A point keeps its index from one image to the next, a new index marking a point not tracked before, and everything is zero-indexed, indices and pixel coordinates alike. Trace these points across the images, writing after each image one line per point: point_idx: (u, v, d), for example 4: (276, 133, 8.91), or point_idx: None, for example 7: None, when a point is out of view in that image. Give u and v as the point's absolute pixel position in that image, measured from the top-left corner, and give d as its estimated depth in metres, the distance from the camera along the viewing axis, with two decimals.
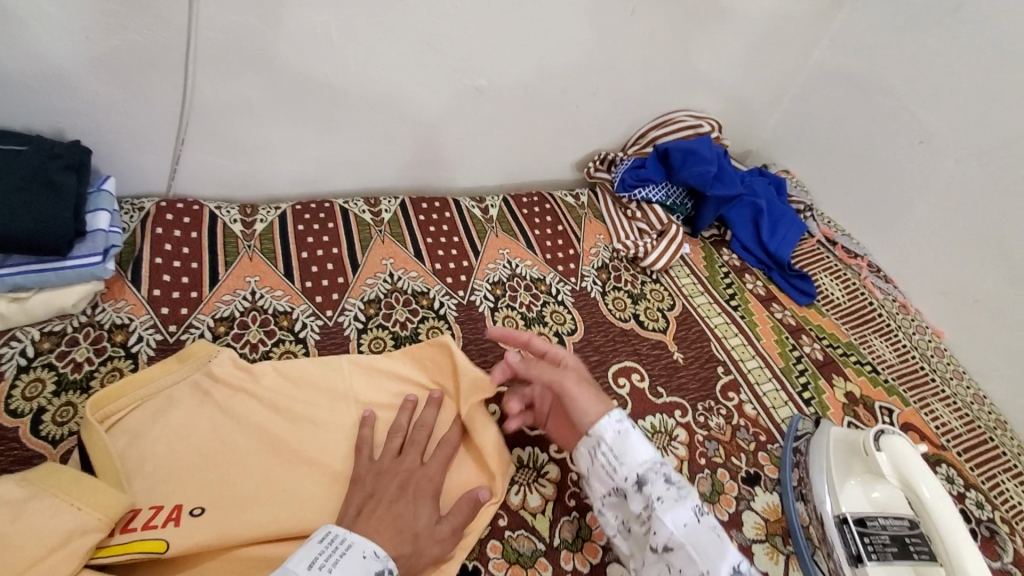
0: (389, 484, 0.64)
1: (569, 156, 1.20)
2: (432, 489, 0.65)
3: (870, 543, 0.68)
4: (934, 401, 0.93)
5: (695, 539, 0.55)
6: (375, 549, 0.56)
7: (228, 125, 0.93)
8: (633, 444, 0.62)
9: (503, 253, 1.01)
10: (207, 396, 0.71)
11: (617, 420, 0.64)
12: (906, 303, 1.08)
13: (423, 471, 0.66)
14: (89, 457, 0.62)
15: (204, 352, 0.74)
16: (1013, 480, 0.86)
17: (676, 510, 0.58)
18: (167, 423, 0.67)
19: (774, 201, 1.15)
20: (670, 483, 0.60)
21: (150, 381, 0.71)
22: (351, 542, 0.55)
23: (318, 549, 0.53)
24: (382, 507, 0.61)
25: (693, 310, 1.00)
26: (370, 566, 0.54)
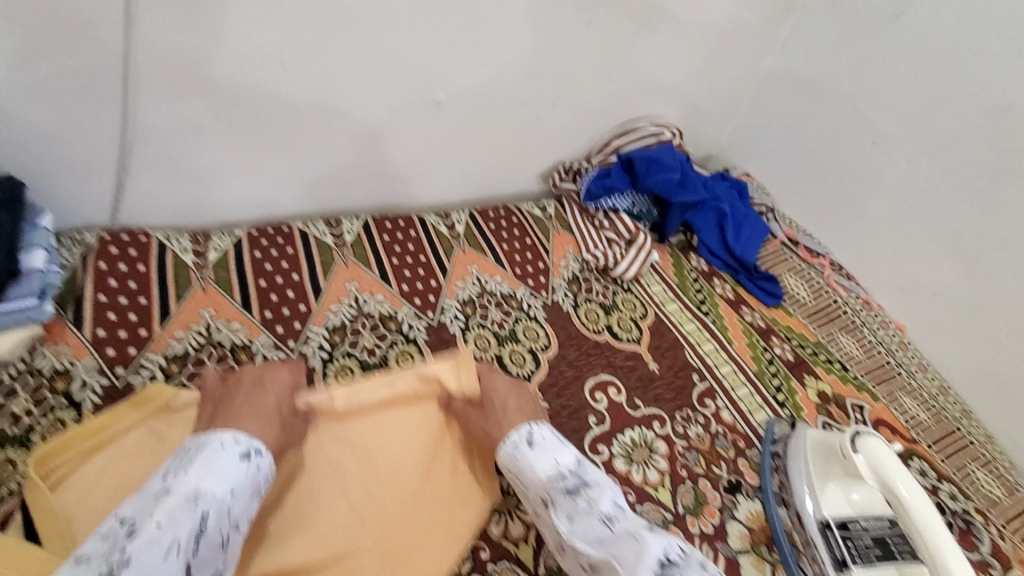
0: (240, 383, 0.65)
1: (533, 168, 1.19)
2: (284, 385, 0.68)
3: (853, 546, 0.68)
4: (903, 395, 0.95)
5: (614, 550, 0.55)
6: (234, 436, 0.57)
7: (175, 149, 0.89)
8: (532, 469, 0.64)
9: (471, 269, 0.99)
10: (164, 444, 0.66)
11: (514, 450, 0.66)
12: (869, 299, 1.10)
13: (274, 373, 0.68)
14: (32, 519, 0.58)
15: (160, 394, 0.69)
16: (982, 469, 0.88)
17: (590, 525, 0.58)
18: (118, 478, 0.63)
19: (738, 204, 1.16)
20: (575, 496, 0.61)
21: (103, 431, 0.65)
22: (205, 440, 0.56)
23: (172, 463, 0.54)
24: (238, 403, 0.63)
25: (666, 317, 1.00)
26: (231, 452, 0.56)
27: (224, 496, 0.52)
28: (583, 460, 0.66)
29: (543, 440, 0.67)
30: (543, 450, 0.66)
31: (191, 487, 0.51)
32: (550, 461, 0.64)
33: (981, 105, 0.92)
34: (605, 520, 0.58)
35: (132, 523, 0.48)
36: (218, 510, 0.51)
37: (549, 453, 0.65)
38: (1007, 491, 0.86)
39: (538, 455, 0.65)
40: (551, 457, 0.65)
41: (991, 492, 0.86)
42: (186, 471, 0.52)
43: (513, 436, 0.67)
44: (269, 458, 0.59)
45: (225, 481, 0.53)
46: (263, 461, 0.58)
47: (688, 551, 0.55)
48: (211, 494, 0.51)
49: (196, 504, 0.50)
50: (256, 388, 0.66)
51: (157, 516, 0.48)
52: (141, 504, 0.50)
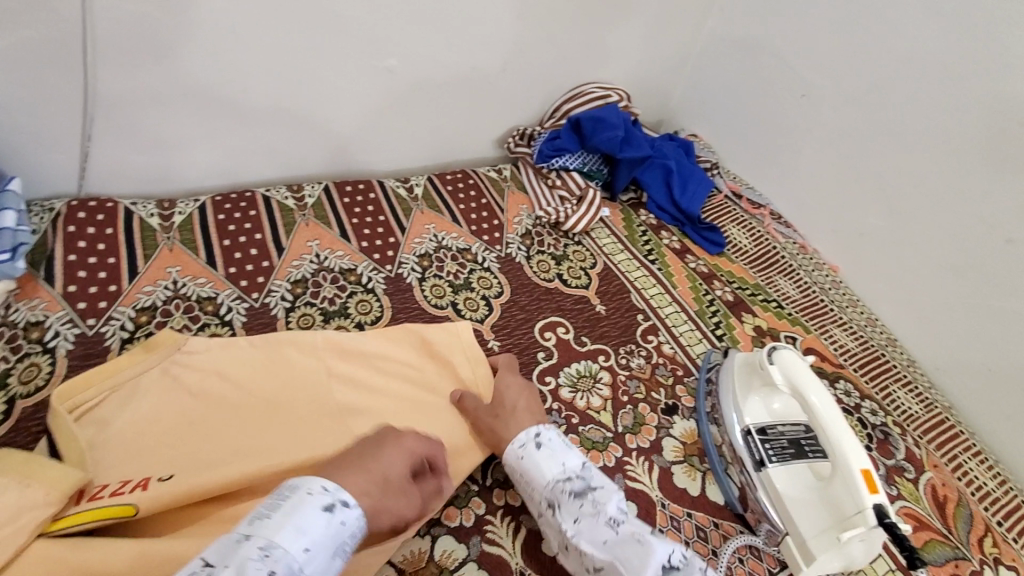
0: (364, 441, 0.64)
1: (489, 133, 1.25)
2: (409, 451, 0.64)
3: (771, 447, 0.74)
4: (833, 327, 1.02)
5: (620, 552, 0.58)
6: (322, 484, 0.54)
7: (138, 119, 0.93)
8: (539, 470, 0.67)
9: (429, 227, 1.04)
10: (178, 383, 0.73)
11: (521, 450, 0.69)
12: (805, 244, 1.17)
13: (402, 435, 0.65)
14: (55, 443, 0.64)
15: (170, 342, 0.76)
16: (904, 389, 0.95)
17: (596, 527, 0.61)
18: (138, 409, 0.69)
19: (683, 161, 1.23)
20: (581, 499, 0.64)
21: (116, 373, 0.72)
22: (295, 485, 0.53)
23: (262, 506, 0.52)
24: (348, 459, 0.61)
25: (614, 266, 1.06)
26: (316, 500, 0.52)
27: (298, 554, 0.48)
28: (587, 464, 0.69)
29: (551, 442, 0.70)
30: (549, 452, 0.68)
31: (266, 538, 0.48)
32: (558, 464, 0.67)
33: (896, 54, 0.99)
34: (612, 522, 0.61)
35: (210, 568, 0.45)
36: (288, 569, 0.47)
37: (555, 456, 0.68)
38: (926, 407, 0.93)
39: (545, 457, 0.68)
40: (558, 460, 0.68)
41: (910, 408, 0.93)
42: (269, 519, 0.50)
43: (521, 436, 0.70)
44: (357, 517, 0.54)
45: (302, 536, 0.49)
46: (350, 518, 0.53)
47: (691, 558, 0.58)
48: (285, 549, 0.48)
49: (269, 559, 0.47)
50: (374, 448, 0.63)
51: (229, 565, 0.45)
52: (223, 550, 0.47)
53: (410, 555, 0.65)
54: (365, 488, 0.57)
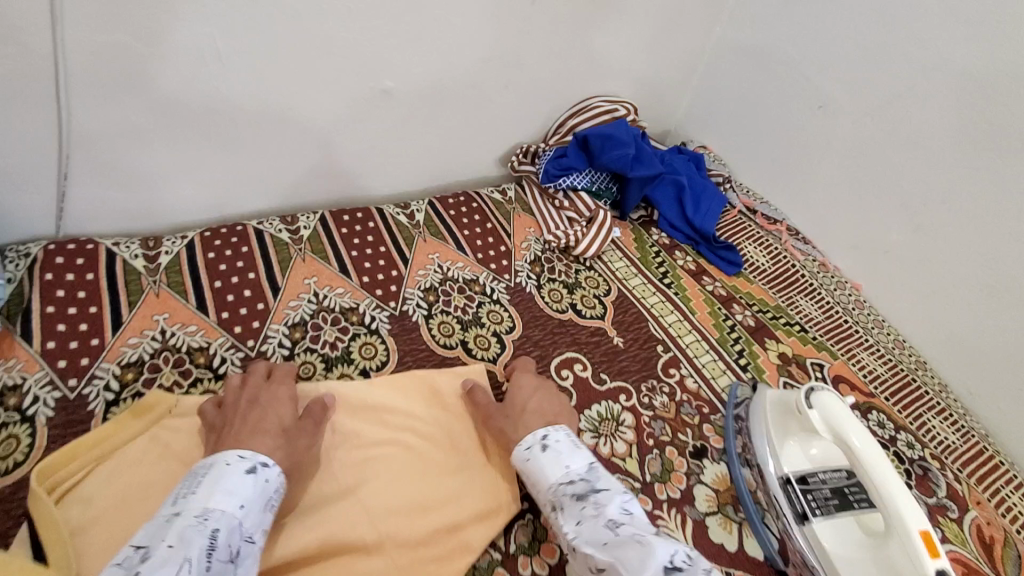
0: (239, 402, 0.68)
1: (490, 152, 1.19)
2: (286, 398, 0.70)
3: (813, 499, 0.70)
4: (860, 351, 0.97)
5: (619, 552, 0.54)
6: (237, 453, 0.59)
7: (117, 154, 0.86)
8: (543, 473, 0.65)
9: (433, 257, 0.98)
10: (168, 450, 0.67)
11: (527, 452, 0.68)
12: (825, 261, 1.12)
13: (274, 388, 0.71)
14: (33, 531, 0.58)
15: (161, 403, 0.70)
16: (938, 417, 0.90)
17: (596, 529, 0.58)
18: (126, 484, 0.64)
19: (695, 176, 1.18)
20: (583, 501, 0.61)
21: (101, 441, 0.66)
22: (211, 461, 0.58)
23: (182, 485, 0.56)
24: (237, 425, 0.64)
25: (629, 292, 1.01)
26: (238, 466, 0.58)
27: (233, 512, 0.54)
28: (595, 466, 0.66)
29: (558, 443, 0.68)
30: (555, 454, 0.66)
31: (200, 507, 0.52)
32: (562, 467, 0.65)
33: (921, 63, 0.94)
34: (610, 523, 0.58)
35: (145, 549, 0.47)
36: (228, 525, 0.53)
37: (561, 458, 0.66)
38: (963, 437, 0.89)
39: (549, 459, 0.66)
40: (563, 462, 0.66)
41: (946, 438, 0.88)
42: (196, 493, 0.54)
43: (528, 438, 0.69)
44: (277, 471, 0.61)
45: (232, 497, 0.55)
46: (272, 475, 0.60)
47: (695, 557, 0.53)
48: (219, 510, 0.53)
49: (206, 520, 0.52)
50: (252, 404, 0.68)
51: (167, 539, 0.48)
52: (153, 530, 0.50)
53: None
54: (271, 446, 0.62)
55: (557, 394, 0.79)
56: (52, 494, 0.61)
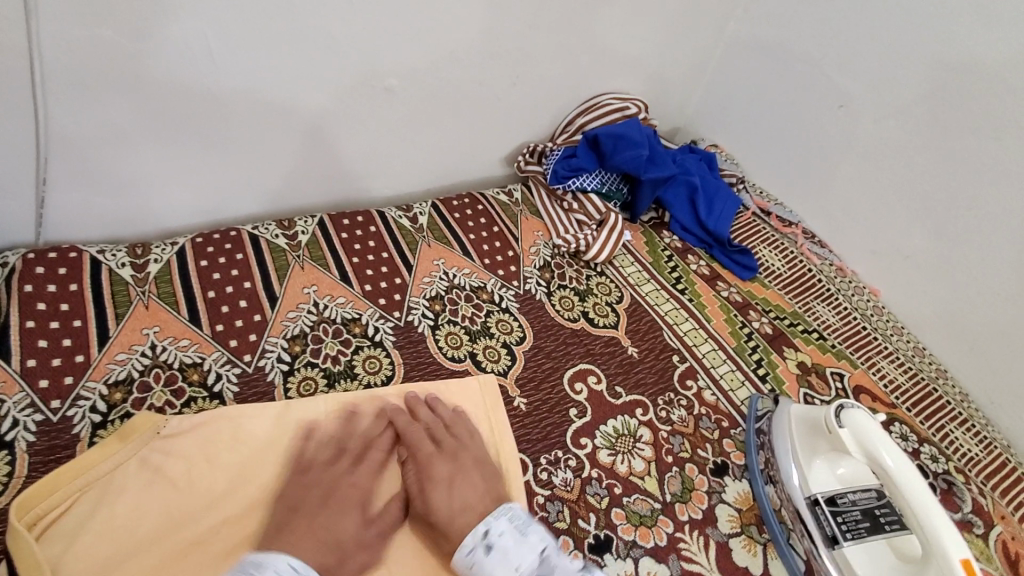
0: (313, 492, 0.61)
1: (495, 152, 1.14)
2: (361, 497, 0.62)
3: (843, 522, 0.66)
4: (880, 359, 0.94)
5: None
6: (289, 563, 0.54)
7: (102, 156, 0.81)
8: None
9: (438, 263, 0.94)
10: (159, 475, 0.62)
11: (470, 556, 0.57)
12: (842, 265, 1.09)
13: (354, 480, 0.63)
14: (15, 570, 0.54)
15: (148, 425, 0.64)
16: (960, 428, 0.88)
17: None
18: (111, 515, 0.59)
19: (707, 177, 1.14)
20: None
21: (86, 469, 0.61)
22: (261, 562, 0.53)
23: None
24: (302, 518, 0.59)
25: (642, 299, 0.97)
26: None
27: None
28: (547, 555, 0.57)
29: (502, 539, 0.57)
30: (501, 555, 0.56)
31: None
32: (512, 570, 0.55)
33: (945, 63, 0.90)
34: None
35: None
36: None
37: (507, 558, 0.56)
38: (986, 448, 0.86)
39: (497, 563, 0.56)
40: (512, 563, 0.55)
41: (970, 450, 0.85)
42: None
43: (466, 541, 0.58)
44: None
45: None
46: None
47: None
48: None
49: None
50: (323, 501, 0.61)
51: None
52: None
53: None
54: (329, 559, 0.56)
55: (477, 472, 0.65)
56: (33, 531, 0.56)
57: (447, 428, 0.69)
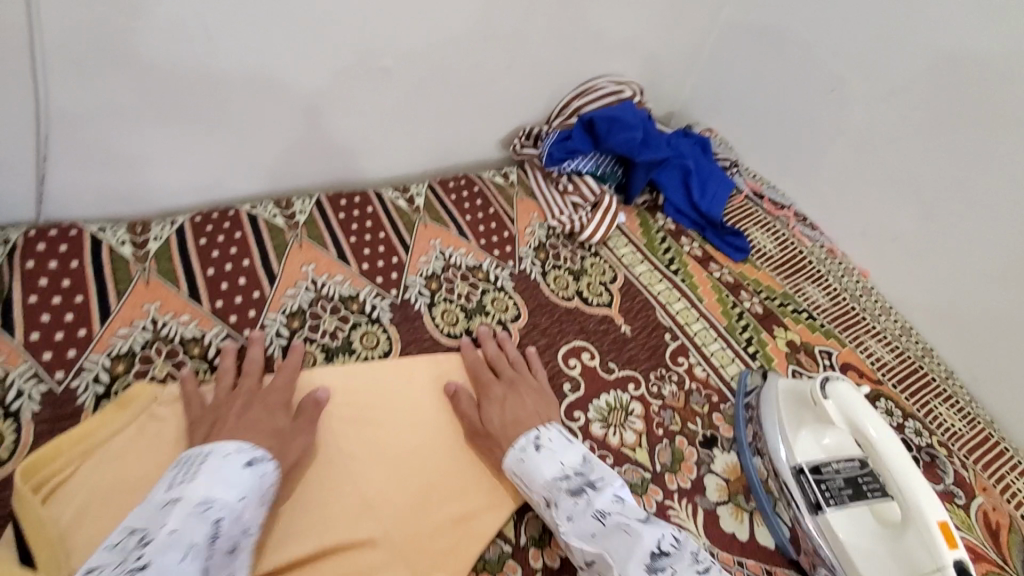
0: (233, 403, 0.66)
1: (491, 134, 1.15)
2: (277, 402, 0.67)
3: (827, 489, 0.68)
4: (868, 338, 0.96)
5: (608, 544, 0.58)
6: (236, 446, 0.59)
7: (101, 134, 0.82)
8: (537, 470, 0.65)
9: (434, 243, 0.95)
10: (160, 441, 0.65)
11: (520, 453, 0.67)
12: (833, 247, 1.10)
13: (272, 392, 0.68)
14: (21, 532, 0.55)
15: (146, 392, 0.67)
16: (945, 404, 0.89)
17: (585, 521, 0.60)
18: (114, 478, 0.61)
19: (701, 160, 1.15)
20: (577, 497, 0.63)
21: (89, 435, 0.63)
22: (209, 450, 0.58)
23: (175, 472, 0.56)
24: (231, 419, 0.63)
25: (635, 279, 0.98)
26: (232, 462, 0.57)
27: (232, 503, 0.54)
28: (589, 459, 0.67)
29: (550, 443, 0.68)
30: (549, 452, 0.67)
31: (201, 496, 0.53)
32: (557, 464, 0.66)
33: (935, 45, 0.91)
34: (600, 514, 0.60)
35: (143, 530, 0.49)
36: (229, 514, 0.53)
37: (554, 455, 0.66)
38: (969, 423, 0.87)
39: (544, 458, 0.66)
40: (558, 458, 0.66)
41: (954, 425, 0.87)
42: (197, 483, 0.54)
43: (521, 440, 0.68)
44: (274, 467, 0.60)
45: (232, 489, 0.55)
46: (267, 470, 0.59)
47: (682, 541, 0.59)
48: (220, 501, 0.53)
49: (208, 509, 0.52)
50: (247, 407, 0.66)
51: (167, 524, 0.50)
52: (150, 512, 0.51)
53: None
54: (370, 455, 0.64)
55: (531, 394, 0.75)
56: (38, 494, 0.58)
57: (508, 362, 0.79)
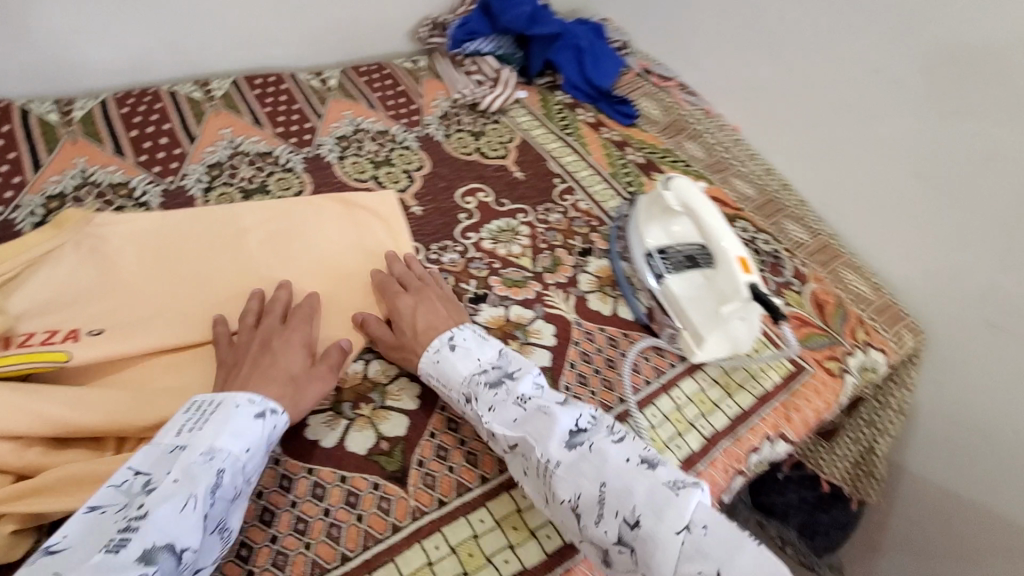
0: (251, 346, 0.66)
1: (399, 25, 1.23)
2: (298, 343, 0.67)
3: (669, 262, 0.81)
4: (735, 179, 1.10)
5: (528, 428, 0.61)
6: (249, 397, 0.59)
7: (18, 11, 0.89)
8: (455, 369, 0.67)
9: (346, 113, 1.05)
10: (96, 250, 0.74)
11: (435, 354, 0.68)
12: (710, 109, 1.22)
13: (289, 331, 0.68)
14: None
15: (80, 216, 0.76)
16: (795, 223, 1.03)
17: (506, 410, 0.63)
18: (56, 274, 0.72)
19: (596, 42, 1.24)
20: (496, 388, 0.64)
21: (30, 243, 0.73)
22: (220, 399, 0.58)
23: (186, 418, 0.57)
24: (247, 366, 0.63)
25: (531, 140, 1.10)
26: (246, 412, 0.58)
27: (238, 455, 0.55)
28: (505, 352, 0.69)
29: (466, 341, 0.69)
30: (464, 350, 0.68)
31: (206, 445, 0.54)
32: (474, 360, 0.67)
33: None
34: (520, 400, 0.63)
35: (146, 476, 0.53)
36: (231, 467, 0.54)
37: (471, 352, 0.68)
38: (811, 234, 1.02)
39: (460, 356, 0.68)
40: (474, 355, 0.68)
41: (798, 237, 1.01)
42: (202, 430, 0.55)
43: (433, 343, 0.69)
44: (285, 419, 0.61)
45: (239, 440, 0.56)
46: (280, 422, 0.60)
47: (598, 417, 0.62)
48: (225, 452, 0.54)
49: (213, 460, 0.53)
50: (264, 351, 0.66)
51: (171, 474, 0.52)
52: (155, 458, 0.54)
53: (347, 376, 0.72)
54: (279, 390, 0.62)
55: (443, 301, 0.75)
56: None
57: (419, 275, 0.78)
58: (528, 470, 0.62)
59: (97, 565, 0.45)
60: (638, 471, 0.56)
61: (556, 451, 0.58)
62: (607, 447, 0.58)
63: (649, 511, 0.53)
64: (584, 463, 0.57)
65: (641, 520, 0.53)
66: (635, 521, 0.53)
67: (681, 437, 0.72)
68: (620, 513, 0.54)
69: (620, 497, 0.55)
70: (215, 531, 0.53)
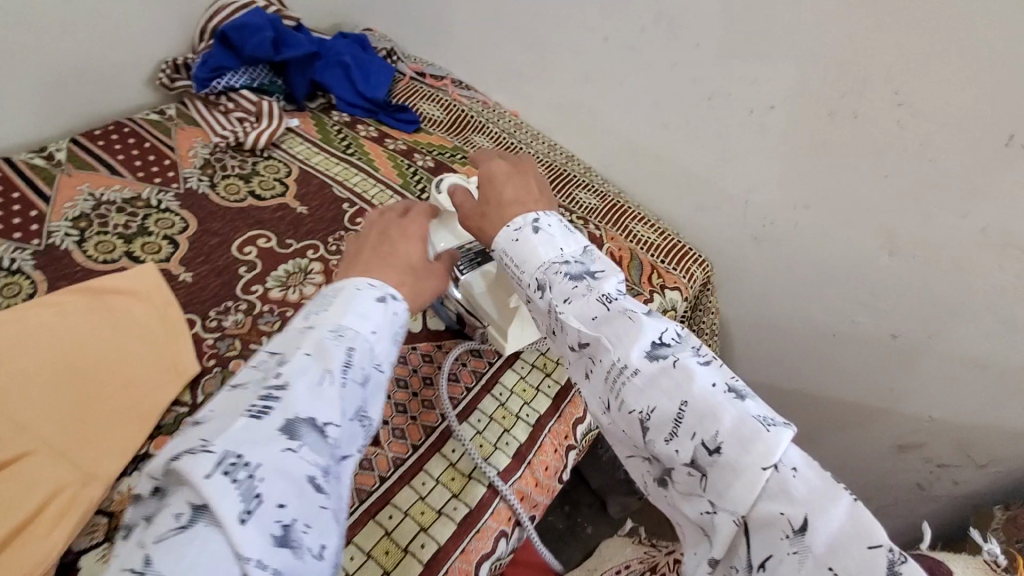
0: (370, 237, 0.63)
1: (128, 76, 1.10)
2: (415, 233, 0.64)
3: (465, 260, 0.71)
4: (525, 161, 1.13)
5: (607, 328, 0.50)
6: (368, 281, 0.55)
7: None
8: (534, 253, 0.58)
9: (82, 187, 0.92)
10: None
11: (516, 233, 0.60)
12: (486, 99, 1.24)
13: (407, 224, 0.64)
14: None
15: None
16: (584, 190, 1.09)
17: (586, 304, 0.52)
18: None
19: (359, 54, 1.21)
20: (576, 280, 0.54)
21: None
22: (341, 285, 0.54)
23: (315, 305, 0.53)
24: (366, 254, 0.60)
25: (311, 168, 1.04)
26: (368, 295, 0.53)
27: (366, 335, 0.50)
28: (591, 249, 0.58)
29: (552, 228, 0.59)
30: (548, 236, 0.59)
31: (334, 324, 0.50)
32: (556, 248, 0.57)
33: None
34: (604, 299, 0.52)
35: (280, 356, 0.47)
36: (360, 346, 0.49)
37: (555, 240, 0.58)
38: (600, 198, 1.08)
39: (542, 240, 0.58)
40: (557, 244, 0.58)
41: (589, 203, 1.07)
42: (330, 310, 0.51)
43: (517, 221, 0.60)
44: (403, 307, 0.56)
45: (364, 321, 0.51)
46: (399, 309, 0.55)
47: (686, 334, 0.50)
48: (353, 332, 0.50)
49: (342, 337, 0.49)
50: (382, 240, 0.62)
51: (304, 348, 0.47)
52: (288, 341, 0.49)
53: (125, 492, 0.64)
54: (399, 279, 0.58)
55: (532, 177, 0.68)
56: None
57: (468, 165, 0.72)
58: (592, 374, 0.52)
59: (243, 429, 0.41)
60: (727, 399, 0.44)
61: (636, 357, 0.48)
62: (694, 365, 0.47)
63: (736, 440, 0.42)
64: (665, 377, 0.46)
65: (724, 447, 0.42)
66: (716, 446, 0.43)
67: (508, 433, 0.73)
68: (698, 435, 0.44)
69: (702, 418, 0.44)
70: (357, 417, 0.48)
